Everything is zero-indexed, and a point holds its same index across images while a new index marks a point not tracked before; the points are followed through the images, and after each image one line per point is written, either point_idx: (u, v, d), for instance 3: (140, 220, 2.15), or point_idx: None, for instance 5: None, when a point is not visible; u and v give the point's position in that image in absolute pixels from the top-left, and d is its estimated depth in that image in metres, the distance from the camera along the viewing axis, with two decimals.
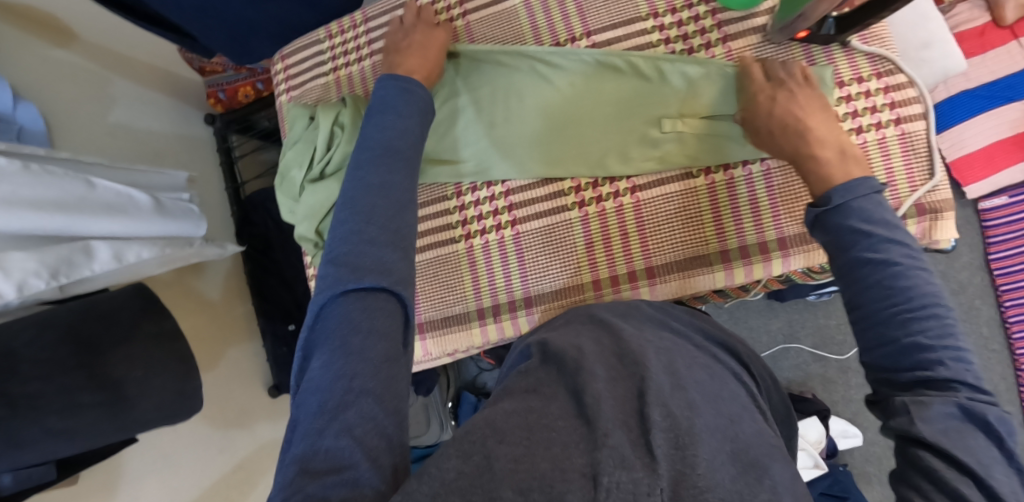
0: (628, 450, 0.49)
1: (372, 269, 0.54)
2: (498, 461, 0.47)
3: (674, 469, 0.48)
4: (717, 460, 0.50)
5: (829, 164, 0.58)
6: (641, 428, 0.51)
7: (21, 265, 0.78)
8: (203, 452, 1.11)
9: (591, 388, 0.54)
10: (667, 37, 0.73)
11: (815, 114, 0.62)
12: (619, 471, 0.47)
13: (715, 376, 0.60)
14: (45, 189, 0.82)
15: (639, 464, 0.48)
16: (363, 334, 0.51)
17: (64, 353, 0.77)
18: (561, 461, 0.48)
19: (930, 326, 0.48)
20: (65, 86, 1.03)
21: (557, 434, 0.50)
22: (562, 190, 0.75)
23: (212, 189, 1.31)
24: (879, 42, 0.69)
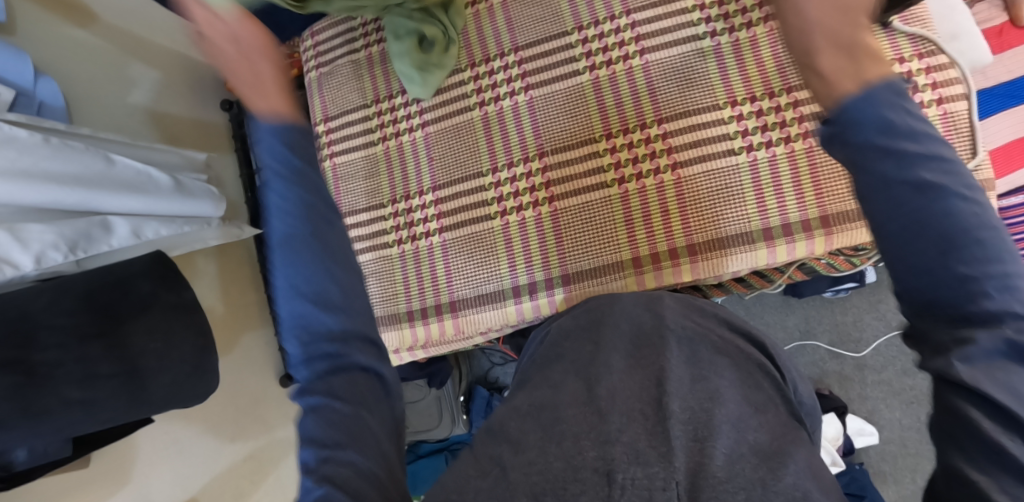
0: (644, 441, 0.50)
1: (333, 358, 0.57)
2: (513, 472, 0.52)
3: (691, 460, 0.48)
4: (734, 453, 0.49)
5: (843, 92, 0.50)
6: (658, 416, 0.52)
7: (40, 236, 0.76)
8: (213, 439, 1.08)
9: (607, 384, 0.57)
10: (707, 16, 0.73)
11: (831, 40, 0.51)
12: (633, 467, 0.48)
13: (738, 363, 0.62)
14: (65, 162, 0.81)
15: (654, 457, 0.48)
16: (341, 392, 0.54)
17: (84, 320, 0.75)
18: (572, 458, 0.51)
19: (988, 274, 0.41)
20: (84, 65, 1.03)
21: (567, 428, 0.54)
22: (602, 166, 0.74)
23: (228, 176, 1.29)
24: (920, 23, 0.69)
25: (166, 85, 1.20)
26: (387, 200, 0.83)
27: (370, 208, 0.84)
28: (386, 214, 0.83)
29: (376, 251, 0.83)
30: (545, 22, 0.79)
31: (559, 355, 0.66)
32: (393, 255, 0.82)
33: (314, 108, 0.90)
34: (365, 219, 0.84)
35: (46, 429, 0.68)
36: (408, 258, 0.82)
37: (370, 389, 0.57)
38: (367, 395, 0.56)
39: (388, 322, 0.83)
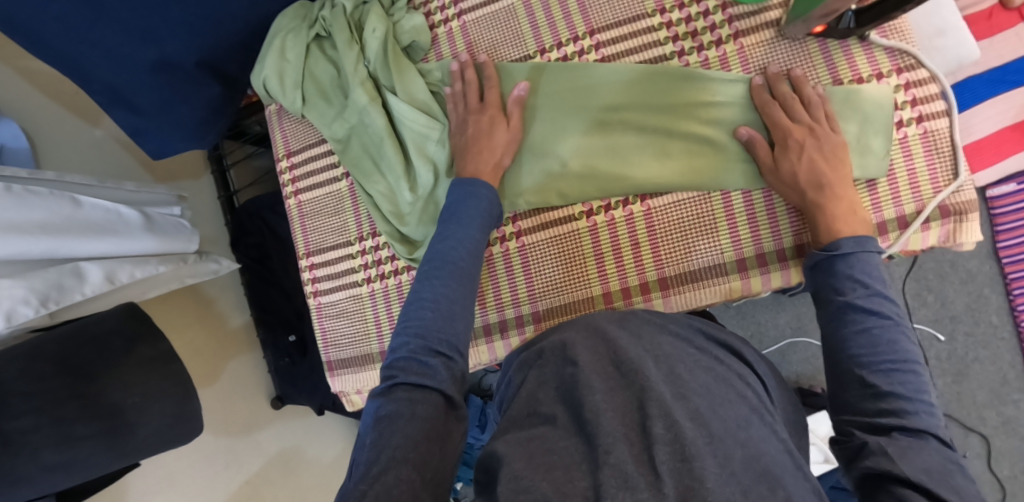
0: (633, 463, 0.48)
1: (421, 362, 0.55)
2: (502, 485, 0.48)
3: (680, 485, 0.47)
4: (727, 475, 0.48)
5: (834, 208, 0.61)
6: (644, 441, 0.51)
7: (9, 292, 0.75)
8: (204, 470, 1.08)
9: (590, 403, 0.54)
10: (675, 34, 0.70)
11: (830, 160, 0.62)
12: (622, 493, 0.46)
13: (719, 379, 0.58)
14: (31, 213, 0.79)
15: (643, 483, 0.47)
16: (394, 424, 0.50)
17: (56, 385, 0.74)
18: (562, 484, 0.48)
19: (907, 379, 0.52)
20: (46, 101, 0.99)
21: (559, 457, 0.51)
22: (574, 214, 0.72)
23: (204, 199, 1.26)
24: (899, 36, 0.66)
25: None
26: (354, 238, 0.79)
27: (338, 246, 0.80)
28: (353, 253, 0.79)
29: (347, 291, 0.79)
30: (506, 45, 0.75)
31: (540, 381, 0.61)
32: (363, 293, 0.78)
33: (275, 143, 0.85)
34: (334, 257, 0.80)
35: (25, 493, 0.68)
36: (379, 297, 0.77)
37: (439, 417, 0.51)
38: (429, 425, 0.50)
39: (364, 364, 0.79)
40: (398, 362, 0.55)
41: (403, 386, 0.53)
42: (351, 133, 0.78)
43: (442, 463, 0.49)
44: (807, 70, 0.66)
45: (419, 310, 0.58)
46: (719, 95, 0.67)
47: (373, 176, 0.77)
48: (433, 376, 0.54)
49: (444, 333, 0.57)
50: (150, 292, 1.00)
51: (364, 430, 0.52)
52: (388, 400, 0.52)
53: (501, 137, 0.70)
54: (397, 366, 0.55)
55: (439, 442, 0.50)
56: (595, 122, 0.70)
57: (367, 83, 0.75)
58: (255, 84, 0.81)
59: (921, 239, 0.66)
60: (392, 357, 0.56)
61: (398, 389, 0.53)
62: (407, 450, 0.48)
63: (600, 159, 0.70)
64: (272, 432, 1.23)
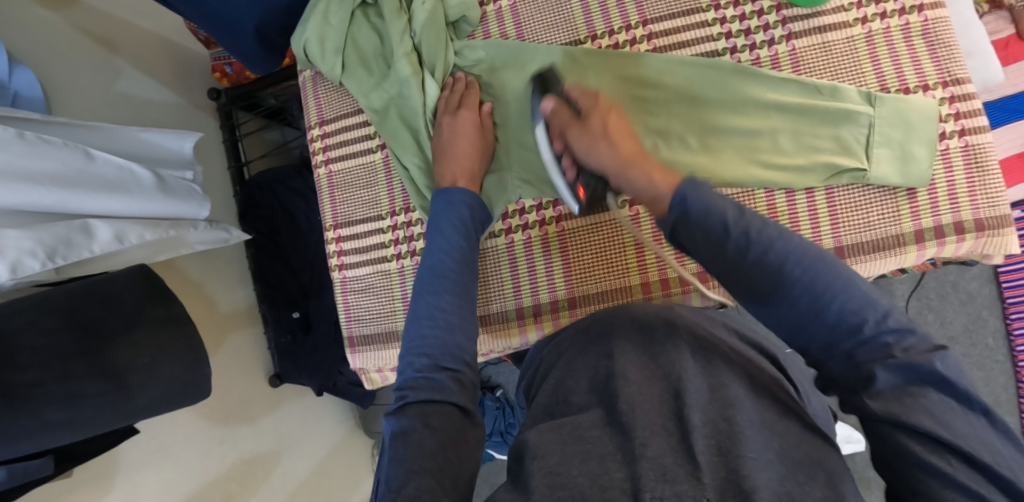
0: (671, 459, 0.46)
1: (429, 379, 0.54)
2: (535, 481, 0.48)
3: (719, 478, 0.45)
4: (763, 459, 0.46)
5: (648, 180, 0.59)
6: (681, 432, 0.49)
7: (15, 243, 0.71)
8: (201, 445, 1.04)
9: (625, 395, 0.53)
10: (728, 31, 0.70)
11: (620, 142, 0.62)
12: (660, 486, 0.44)
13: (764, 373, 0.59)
14: (41, 162, 0.75)
15: (681, 475, 0.45)
16: (418, 440, 0.49)
17: (65, 340, 0.71)
18: (599, 476, 0.47)
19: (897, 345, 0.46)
20: (61, 51, 0.95)
21: (592, 445, 0.50)
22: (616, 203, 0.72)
23: (214, 167, 1.23)
24: (947, 49, 0.67)
25: (149, 72, 1.13)
26: (386, 212, 0.78)
27: (368, 219, 0.79)
28: (384, 227, 0.78)
29: (375, 265, 0.78)
30: (556, 28, 0.75)
31: (569, 369, 0.62)
32: (392, 269, 0.77)
33: (308, 110, 0.83)
34: (363, 230, 0.79)
35: (25, 449, 0.64)
36: (408, 273, 0.76)
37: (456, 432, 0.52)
38: (449, 436, 0.51)
39: (388, 340, 0.77)
40: (408, 382, 0.55)
41: (415, 404, 0.53)
42: (388, 103, 0.76)
43: (461, 472, 0.49)
44: (855, 76, 0.68)
45: (418, 328, 0.58)
46: (771, 89, 0.68)
47: (406, 150, 0.75)
48: (443, 390, 0.54)
49: (451, 348, 0.57)
50: (160, 255, 0.97)
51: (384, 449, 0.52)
52: (401, 417, 0.52)
53: (464, 117, 0.71)
54: (409, 385, 0.55)
55: (456, 452, 0.50)
56: (644, 105, 0.71)
57: (410, 56, 0.74)
58: (293, 48, 0.78)
59: (955, 249, 0.66)
60: (400, 379, 0.56)
61: (410, 408, 0.53)
62: (421, 460, 0.48)
63: (649, 142, 0.70)
64: (270, 411, 1.20)
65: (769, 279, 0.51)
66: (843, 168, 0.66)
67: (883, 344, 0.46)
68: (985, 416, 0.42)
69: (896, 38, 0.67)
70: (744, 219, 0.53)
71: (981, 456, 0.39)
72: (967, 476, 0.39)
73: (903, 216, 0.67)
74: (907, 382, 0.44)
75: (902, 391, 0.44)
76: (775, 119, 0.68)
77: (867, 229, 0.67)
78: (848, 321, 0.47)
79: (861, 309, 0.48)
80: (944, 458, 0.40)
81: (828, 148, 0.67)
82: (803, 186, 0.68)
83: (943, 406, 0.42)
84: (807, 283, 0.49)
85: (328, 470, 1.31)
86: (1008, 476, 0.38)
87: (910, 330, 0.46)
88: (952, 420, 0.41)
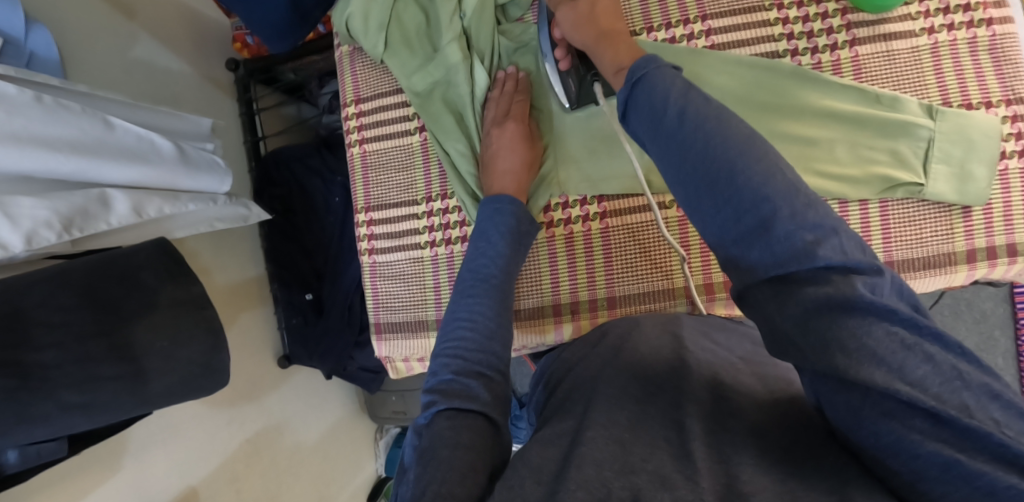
0: (671, 466, 0.42)
1: (462, 384, 0.53)
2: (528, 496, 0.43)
3: (717, 480, 0.41)
4: (765, 465, 0.41)
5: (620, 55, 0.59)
6: (682, 441, 0.45)
7: (30, 212, 0.67)
8: (207, 429, 1.01)
9: (625, 407, 0.50)
10: (790, 32, 0.68)
11: (603, 18, 0.62)
12: (660, 491, 0.40)
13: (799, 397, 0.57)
14: (59, 128, 0.70)
15: (680, 479, 0.41)
16: (450, 443, 0.48)
17: (84, 319, 0.68)
18: (594, 485, 0.41)
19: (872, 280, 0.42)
20: (77, 13, 0.91)
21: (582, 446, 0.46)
22: (666, 203, 0.70)
23: (231, 140, 1.19)
24: (1012, 66, 0.65)
25: (167, 38, 1.08)
26: (422, 198, 0.75)
27: (402, 205, 0.76)
28: (419, 214, 0.75)
29: (408, 252, 0.76)
30: None
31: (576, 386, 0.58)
32: (425, 258, 0.75)
33: (343, 88, 0.80)
34: (396, 216, 0.76)
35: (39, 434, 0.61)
36: (442, 263, 0.74)
37: (484, 439, 0.49)
38: (474, 441, 0.48)
39: (417, 330, 0.75)
40: (441, 384, 0.54)
41: (447, 412, 0.51)
42: (432, 87, 0.74)
43: (481, 479, 0.45)
44: (918, 87, 0.66)
45: (456, 329, 0.57)
46: (832, 98, 0.67)
47: (448, 137, 0.72)
48: (476, 398, 0.52)
49: (489, 354, 0.55)
50: (151, 235, 0.89)
51: (411, 458, 0.50)
52: (431, 429, 0.50)
53: (511, 129, 0.68)
54: (439, 389, 0.53)
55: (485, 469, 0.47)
56: None
57: (459, 39, 0.71)
58: (335, 22, 0.75)
59: (1005, 272, 0.66)
60: (433, 380, 0.55)
61: (441, 416, 0.51)
62: (453, 484, 0.44)
63: None
64: (278, 394, 1.18)
65: (701, 161, 0.50)
66: (899, 183, 0.65)
67: (800, 240, 0.43)
68: (940, 340, 0.39)
69: (962, 51, 0.66)
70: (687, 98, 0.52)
71: (947, 409, 0.36)
72: (940, 441, 0.36)
73: (958, 234, 0.65)
74: (833, 316, 0.40)
75: (840, 333, 0.40)
76: (833, 127, 0.66)
77: (919, 246, 0.66)
78: (765, 214, 0.45)
79: (779, 199, 0.46)
80: (910, 423, 0.37)
81: (886, 161, 0.65)
82: (857, 198, 0.67)
83: (893, 342, 0.39)
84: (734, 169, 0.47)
85: (331, 455, 1.30)
86: (985, 428, 0.35)
87: (832, 230, 0.43)
88: (906, 362, 0.38)
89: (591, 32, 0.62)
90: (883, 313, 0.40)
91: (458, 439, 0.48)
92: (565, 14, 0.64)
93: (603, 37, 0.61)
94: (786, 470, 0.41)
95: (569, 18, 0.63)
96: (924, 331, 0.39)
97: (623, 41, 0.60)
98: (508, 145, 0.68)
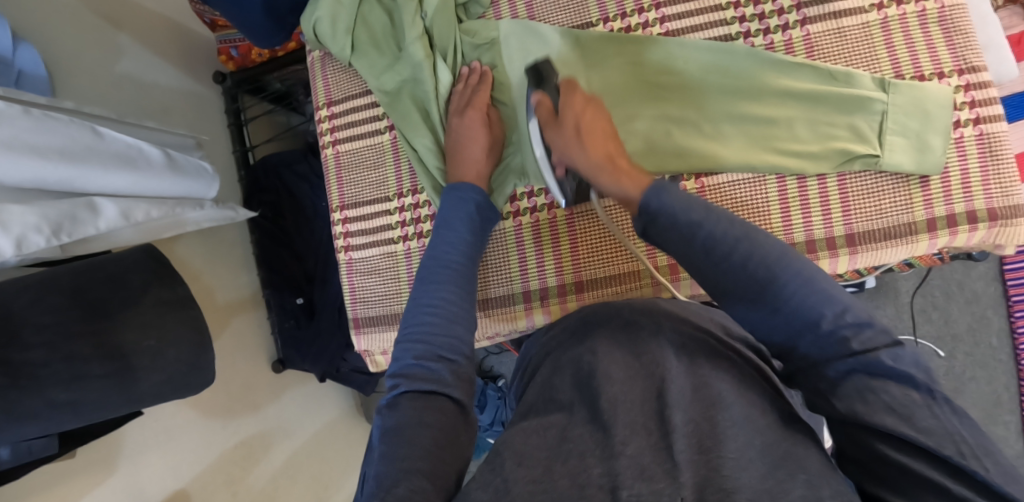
0: (649, 458, 0.45)
1: (426, 367, 0.54)
2: (515, 483, 0.45)
3: (698, 473, 0.45)
4: (744, 459, 0.45)
5: (620, 179, 0.59)
6: (661, 431, 0.48)
7: (20, 218, 0.68)
8: (204, 431, 1.03)
9: (606, 394, 0.50)
10: (742, 15, 0.70)
11: (596, 135, 0.62)
12: (639, 483, 0.44)
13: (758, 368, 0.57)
14: (50, 137, 0.72)
15: (659, 472, 0.44)
16: (414, 426, 0.49)
17: (72, 319, 0.70)
18: (577, 475, 0.45)
19: (866, 334, 0.46)
20: (66, 32, 0.94)
21: (573, 444, 0.48)
22: None
23: (219, 152, 1.22)
24: (963, 37, 0.66)
25: (154, 54, 1.11)
26: (393, 194, 0.77)
27: (375, 202, 0.78)
28: (391, 209, 0.77)
29: (382, 247, 0.78)
30: (569, 11, 0.74)
31: (556, 368, 0.57)
32: (398, 252, 0.77)
33: (316, 92, 0.83)
34: (370, 212, 0.79)
35: (30, 430, 0.63)
36: (415, 256, 0.76)
37: (447, 419, 0.51)
38: (438, 422, 0.50)
39: (393, 323, 0.77)
40: (403, 368, 0.55)
41: (409, 394, 0.52)
42: (401, 86, 0.76)
43: (452, 472, 0.48)
44: (870, 61, 0.67)
45: (421, 314, 0.57)
46: (789, 75, 0.68)
47: (416, 134, 0.74)
48: (440, 380, 0.53)
49: (448, 339, 0.56)
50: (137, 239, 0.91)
51: (377, 437, 0.51)
52: (395, 411, 0.51)
53: (472, 116, 0.71)
54: (404, 373, 0.54)
55: (451, 451, 0.49)
56: (659, 87, 0.71)
57: (422, 38, 0.74)
58: (303, 27, 0.77)
59: (966, 239, 0.66)
60: (397, 365, 0.55)
61: (405, 399, 0.52)
62: (415, 461, 0.47)
63: (665, 125, 0.70)
64: (273, 397, 1.20)
65: (734, 279, 0.51)
66: (855, 160, 0.66)
67: (842, 338, 0.46)
68: (946, 404, 0.43)
69: (912, 24, 0.67)
70: (707, 220, 0.53)
71: (944, 450, 0.40)
72: (931, 466, 0.41)
73: (917, 203, 0.66)
74: (856, 377, 0.45)
75: (863, 389, 0.44)
76: (790, 105, 0.68)
77: (879, 217, 0.67)
78: (810, 317, 0.48)
79: (822, 306, 0.48)
80: (910, 454, 0.42)
81: (844, 135, 0.66)
82: (816, 173, 0.67)
83: (906, 398, 0.43)
84: (774, 284, 0.50)
85: (330, 458, 1.32)
86: (974, 468, 0.39)
87: (866, 323, 0.46)
88: (914, 413, 0.43)
89: (587, 153, 0.62)
90: (901, 377, 0.44)
91: (422, 421, 0.50)
92: (557, 127, 0.64)
93: (602, 158, 0.61)
94: (762, 465, 0.45)
95: (558, 140, 0.64)
96: (934, 392, 0.43)
97: (625, 164, 0.61)
98: (471, 133, 0.70)
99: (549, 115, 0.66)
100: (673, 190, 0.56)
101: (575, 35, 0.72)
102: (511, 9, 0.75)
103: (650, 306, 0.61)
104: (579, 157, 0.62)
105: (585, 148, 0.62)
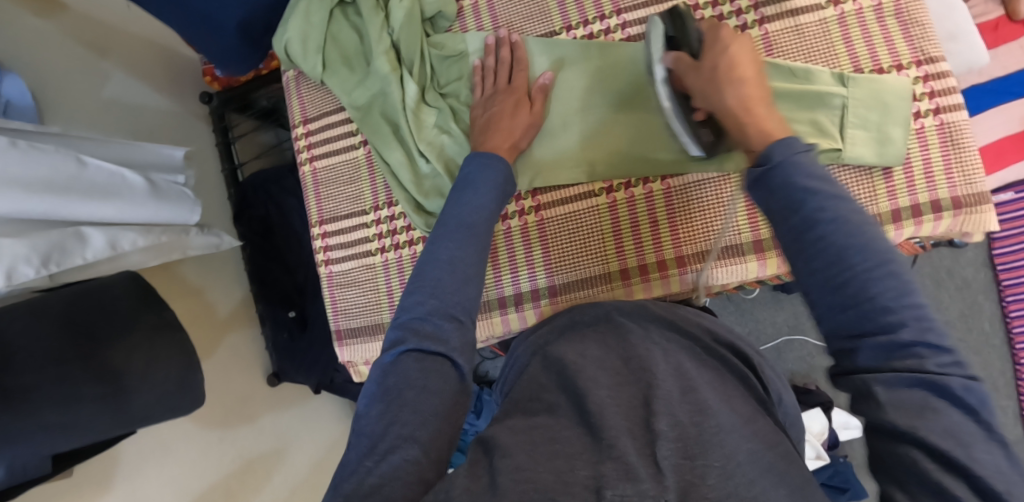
0: (639, 461, 0.44)
1: (434, 325, 0.52)
2: (500, 476, 0.42)
3: (682, 478, 0.43)
4: (731, 465, 0.44)
5: (757, 131, 0.52)
6: (648, 438, 0.46)
7: (10, 250, 0.71)
8: (201, 447, 1.05)
9: (595, 399, 0.49)
10: (701, 17, 0.71)
11: (750, 84, 0.56)
12: (623, 483, 0.42)
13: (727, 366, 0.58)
14: (35, 169, 0.74)
15: (646, 474, 0.43)
16: (416, 389, 0.48)
17: (60, 344, 0.72)
18: (563, 473, 0.43)
19: (945, 360, 0.41)
20: (52, 61, 0.96)
21: (562, 446, 0.46)
22: (594, 191, 0.73)
23: (208, 171, 1.24)
24: (920, 29, 0.67)
25: (139, 78, 1.14)
26: (370, 207, 0.79)
27: (353, 215, 0.80)
28: (369, 222, 0.79)
29: (360, 259, 0.79)
30: (533, 20, 0.76)
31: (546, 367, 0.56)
32: (376, 263, 0.78)
33: (292, 110, 0.84)
34: (348, 226, 0.80)
35: (22, 452, 0.65)
36: (392, 267, 0.78)
37: (449, 386, 0.49)
38: (441, 388, 0.49)
39: (375, 333, 0.79)
40: (411, 321, 0.53)
41: (414, 353, 0.50)
42: (371, 101, 0.77)
43: (449, 443, 0.47)
44: (830, 57, 0.68)
45: (434, 271, 0.55)
46: None
47: (388, 146, 0.76)
48: (447, 342, 0.51)
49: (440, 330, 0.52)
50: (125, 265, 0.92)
51: (371, 399, 0.49)
52: (396, 369, 0.50)
53: (521, 120, 0.69)
54: (409, 328, 0.52)
55: (449, 422, 0.48)
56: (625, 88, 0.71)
57: (389, 53, 0.75)
58: (276, 49, 0.79)
59: (932, 229, 0.66)
60: (405, 315, 0.53)
61: (409, 356, 0.50)
62: (415, 428, 0.46)
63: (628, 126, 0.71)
64: (269, 410, 1.22)
65: (823, 255, 0.44)
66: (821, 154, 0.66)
67: (915, 353, 0.40)
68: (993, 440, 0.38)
69: (869, 19, 0.68)
70: (824, 192, 0.45)
71: (994, 484, 0.36)
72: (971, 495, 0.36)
73: (880, 194, 0.67)
74: (921, 394, 0.40)
75: (920, 404, 0.40)
76: None
77: None
78: (888, 316, 0.41)
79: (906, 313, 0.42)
80: (942, 469, 0.37)
81: (808, 130, 0.66)
82: None
83: (968, 428, 0.39)
84: (864, 275, 0.42)
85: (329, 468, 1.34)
86: None
87: (948, 350, 0.41)
88: (974, 446, 0.38)
89: (732, 98, 0.55)
90: (964, 409, 0.39)
91: (426, 385, 0.49)
92: (705, 72, 0.58)
93: (737, 108, 0.55)
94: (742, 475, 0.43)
95: (709, 81, 0.57)
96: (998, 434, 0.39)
97: (764, 113, 0.54)
98: (516, 135, 0.69)
99: (693, 63, 0.60)
100: (799, 159, 0.47)
101: (539, 41, 0.74)
102: (476, 23, 0.77)
103: (638, 310, 0.64)
104: (724, 105, 0.56)
105: (734, 93, 0.55)
